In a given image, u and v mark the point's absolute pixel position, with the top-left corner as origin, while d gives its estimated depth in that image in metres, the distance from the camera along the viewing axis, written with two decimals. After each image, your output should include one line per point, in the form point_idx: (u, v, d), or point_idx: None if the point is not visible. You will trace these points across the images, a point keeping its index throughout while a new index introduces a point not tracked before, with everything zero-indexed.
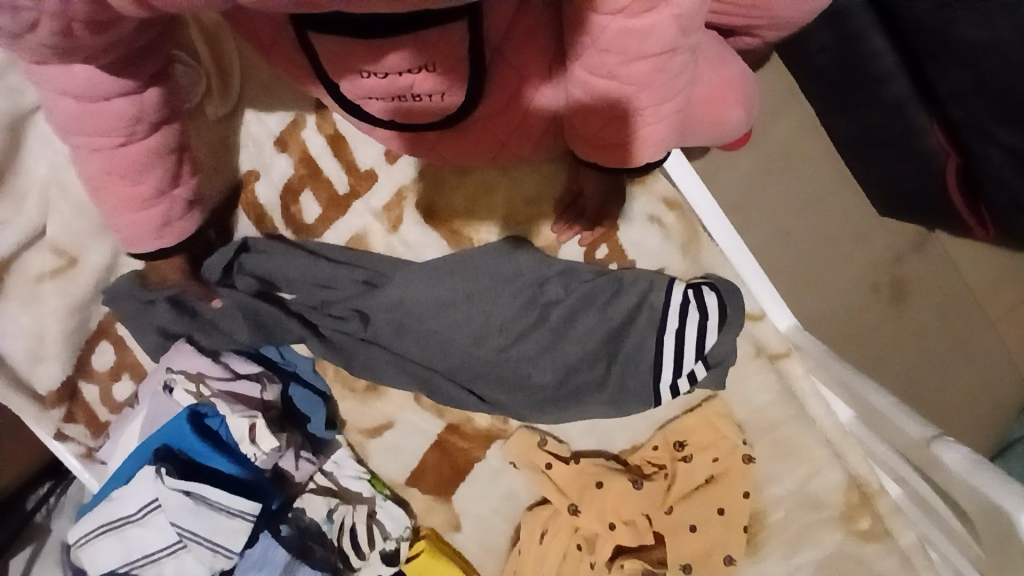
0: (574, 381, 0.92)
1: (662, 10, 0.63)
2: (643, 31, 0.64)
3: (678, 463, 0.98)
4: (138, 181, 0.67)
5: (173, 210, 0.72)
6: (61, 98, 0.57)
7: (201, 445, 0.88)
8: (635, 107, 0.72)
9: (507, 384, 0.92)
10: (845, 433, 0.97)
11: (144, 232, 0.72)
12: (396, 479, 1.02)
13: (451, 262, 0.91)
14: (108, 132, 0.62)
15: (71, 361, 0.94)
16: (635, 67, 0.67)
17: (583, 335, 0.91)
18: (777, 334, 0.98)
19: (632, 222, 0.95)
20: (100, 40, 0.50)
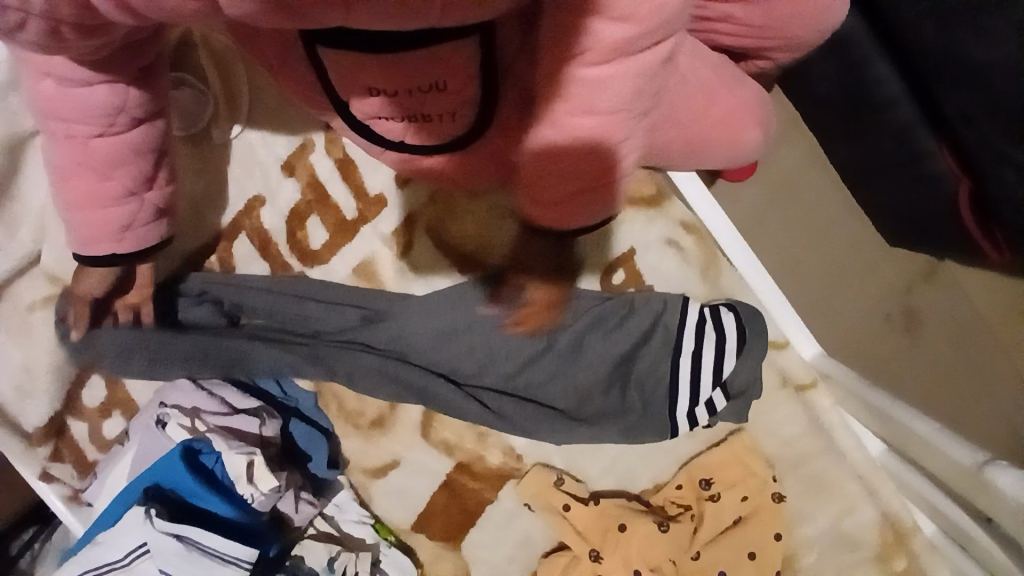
0: (585, 411, 0.87)
1: (619, 64, 0.53)
2: (597, 85, 0.54)
3: (704, 503, 0.93)
4: (109, 177, 0.64)
5: (141, 214, 0.68)
6: (43, 79, 0.56)
7: (197, 487, 0.83)
8: (581, 160, 0.60)
9: (522, 409, 0.88)
10: (877, 467, 0.92)
11: (103, 232, 0.67)
12: (402, 525, 0.95)
13: (451, 292, 0.87)
14: (86, 121, 0.60)
15: (59, 397, 0.89)
16: (587, 121, 0.57)
17: (594, 357, 0.86)
18: (802, 363, 0.94)
19: (650, 246, 0.91)
20: (89, 44, 0.51)
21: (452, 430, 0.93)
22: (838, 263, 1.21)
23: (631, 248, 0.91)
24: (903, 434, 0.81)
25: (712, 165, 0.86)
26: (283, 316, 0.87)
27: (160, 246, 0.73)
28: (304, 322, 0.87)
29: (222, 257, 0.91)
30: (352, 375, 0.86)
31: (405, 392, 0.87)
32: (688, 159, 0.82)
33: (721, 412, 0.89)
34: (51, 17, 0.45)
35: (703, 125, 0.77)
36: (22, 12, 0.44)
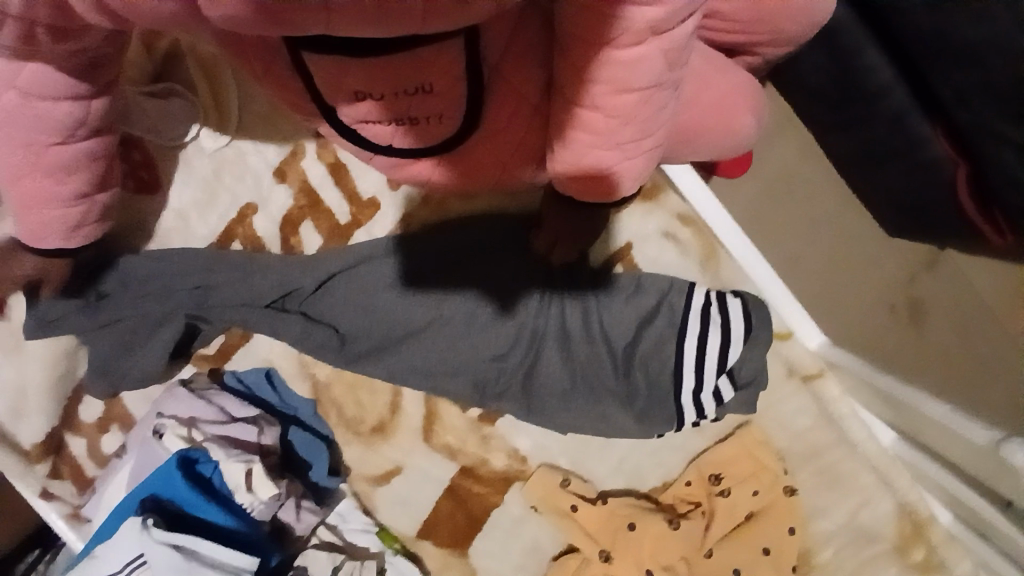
0: (594, 385, 0.87)
1: (651, 43, 0.59)
2: (630, 64, 0.60)
3: (715, 498, 0.90)
4: (61, 183, 0.64)
5: (89, 213, 0.68)
6: (7, 92, 0.54)
7: (194, 496, 0.80)
8: (614, 142, 0.68)
9: (536, 392, 0.88)
10: (890, 457, 0.90)
11: (51, 230, 0.67)
12: (407, 533, 0.93)
13: (465, 263, 0.87)
14: (45, 132, 0.59)
15: (57, 414, 0.89)
16: (620, 100, 0.64)
17: (608, 333, 0.87)
18: (807, 352, 0.92)
19: (647, 238, 0.91)
20: (63, 48, 0.50)
21: (454, 434, 0.91)
22: (837, 253, 1.20)
23: (629, 242, 0.90)
24: (917, 419, 0.79)
25: (709, 155, 0.84)
26: (238, 290, 0.85)
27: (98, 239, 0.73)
28: (313, 294, 0.87)
29: None
30: (394, 350, 0.87)
31: (445, 376, 0.87)
32: (683, 149, 0.81)
33: (729, 403, 0.87)
34: (28, 19, 0.44)
35: (697, 112, 0.77)
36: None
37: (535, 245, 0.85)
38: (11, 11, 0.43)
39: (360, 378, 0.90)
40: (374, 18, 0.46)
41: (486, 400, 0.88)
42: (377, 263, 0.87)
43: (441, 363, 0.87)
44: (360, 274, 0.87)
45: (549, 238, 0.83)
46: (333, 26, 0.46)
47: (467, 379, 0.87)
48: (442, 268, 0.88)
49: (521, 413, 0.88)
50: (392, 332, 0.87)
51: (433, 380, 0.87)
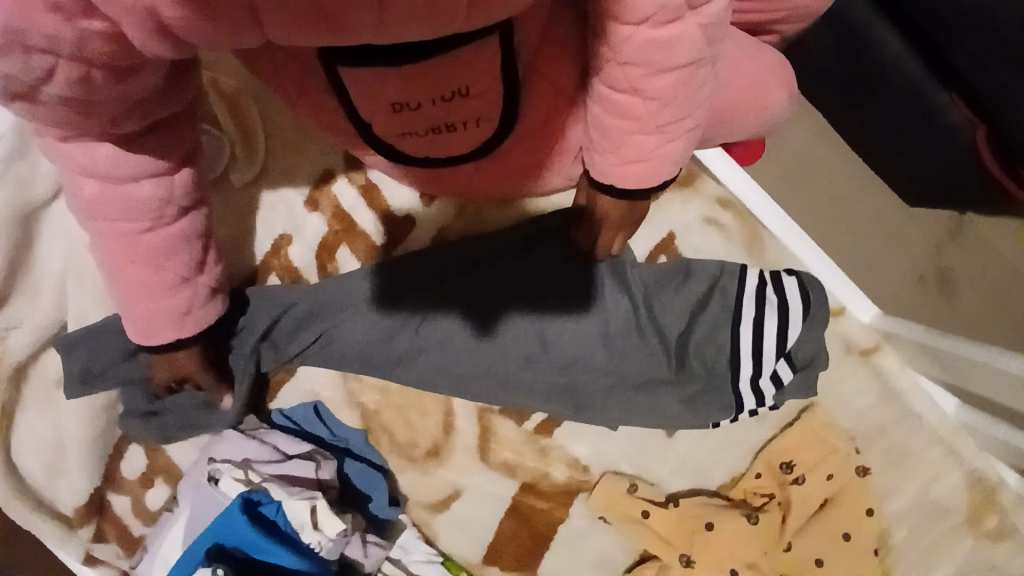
0: (642, 374, 0.83)
1: (690, 19, 0.59)
2: (667, 43, 0.60)
3: (789, 488, 0.87)
4: (162, 268, 0.62)
5: (196, 296, 0.66)
6: (83, 181, 0.56)
7: (259, 539, 0.77)
8: (654, 126, 0.67)
9: (589, 391, 0.84)
10: (954, 427, 0.89)
11: (161, 321, 0.65)
12: (472, 559, 0.89)
13: (502, 264, 0.83)
14: (135, 215, 0.59)
15: (99, 471, 0.87)
16: (659, 80, 0.63)
17: (662, 323, 0.83)
18: (862, 327, 0.90)
19: (690, 227, 0.89)
20: (116, 93, 0.46)
21: (511, 449, 0.88)
22: (859, 235, 1.08)
23: (672, 232, 0.88)
24: (983, 380, 0.78)
25: (742, 136, 0.82)
26: (282, 312, 0.81)
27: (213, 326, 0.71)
28: (338, 314, 0.82)
29: None
30: (435, 360, 0.83)
31: (490, 382, 0.84)
32: (718, 132, 0.78)
33: (789, 387, 0.84)
34: (81, 59, 0.41)
35: (731, 93, 0.74)
36: (50, 54, 0.40)
37: (578, 239, 0.81)
38: (64, 51, 0.40)
39: (411, 401, 0.87)
40: (432, 20, 0.43)
41: (525, 399, 0.84)
42: (411, 275, 0.83)
43: (486, 368, 0.83)
44: (391, 281, 0.83)
45: (593, 227, 0.79)
46: (382, 37, 0.44)
47: (516, 380, 0.84)
48: (475, 266, 0.84)
49: (574, 414, 0.85)
50: (430, 342, 0.82)
51: (483, 381, 0.84)
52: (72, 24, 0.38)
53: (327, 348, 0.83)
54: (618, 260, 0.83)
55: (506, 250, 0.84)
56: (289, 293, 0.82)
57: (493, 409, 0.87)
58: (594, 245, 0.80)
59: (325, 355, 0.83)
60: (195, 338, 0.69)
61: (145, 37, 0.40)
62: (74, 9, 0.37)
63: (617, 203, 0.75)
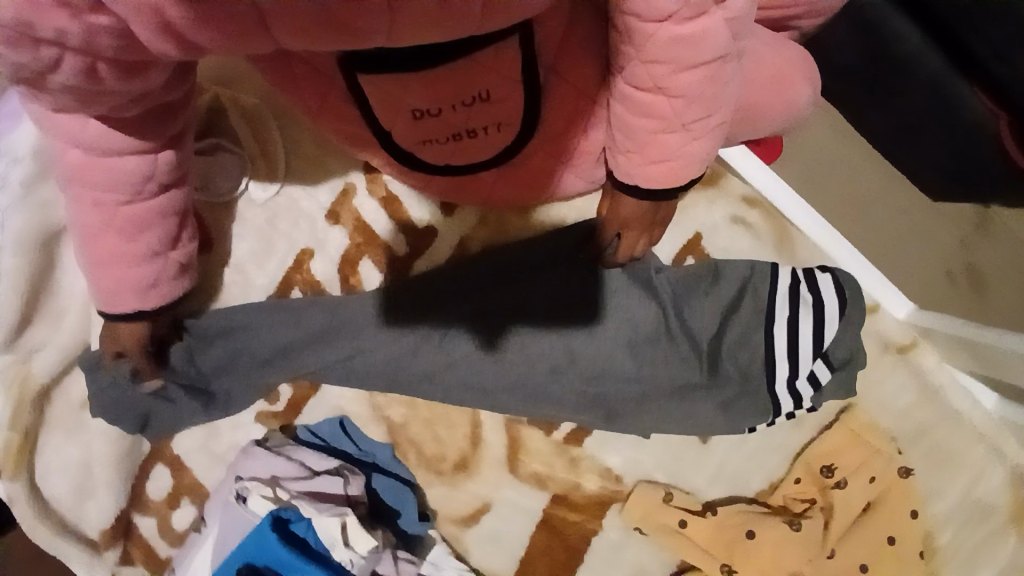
0: (674, 380, 0.81)
1: (714, 14, 0.58)
2: (692, 39, 0.59)
3: (831, 492, 0.84)
4: (133, 239, 0.62)
5: (164, 272, 0.66)
6: (70, 149, 0.55)
7: (291, 557, 0.73)
8: (680, 123, 0.65)
9: (621, 403, 0.82)
10: (996, 423, 0.86)
11: (126, 290, 0.65)
12: (504, 574, 0.87)
13: (525, 274, 0.82)
14: (116, 186, 0.58)
15: (124, 492, 0.86)
16: (684, 77, 0.62)
17: (694, 329, 0.81)
18: (897, 324, 0.87)
19: (717, 228, 0.87)
20: (123, 87, 0.47)
21: (541, 460, 0.86)
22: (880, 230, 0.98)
23: (699, 233, 0.87)
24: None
25: (768, 133, 0.80)
26: (294, 327, 0.81)
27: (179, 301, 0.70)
28: (358, 330, 0.81)
29: None
30: (460, 375, 0.82)
31: (518, 395, 0.82)
32: (743, 129, 0.77)
33: (826, 388, 0.82)
34: (89, 51, 0.41)
35: (756, 89, 0.73)
36: (57, 46, 0.40)
37: (602, 245, 0.79)
38: (72, 43, 0.40)
39: (438, 413, 0.85)
40: (443, 18, 0.42)
41: (554, 410, 0.83)
42: (435, 288, 0.82)
43: (512, 382, 0.82)
44: (413, 296, 0.82)
45: (616, 230, 0.77)
46: (393, 39, 0.44)
47: (545, 393, 0.82)
48: (499, 278, 0.83)
49: (608, 425, 0.83)
50: (454, 356, 0.81)
51: (510, 395, 0.82)
52: (78, 18, 0.38)
53: (353, 361, 0.82)
54: (645, 263, 0.82)
55: (529, 261, 0.83)
56: (307, 311, 0.81)
57: (522, 419, 0.86)
58: (615, 252, 0.79)
59: (344, 370, 0.82)
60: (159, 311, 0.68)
61: (152, 33, 0.40)
62: (81, 4, 0.37)
63: (642, 203, 0.73)
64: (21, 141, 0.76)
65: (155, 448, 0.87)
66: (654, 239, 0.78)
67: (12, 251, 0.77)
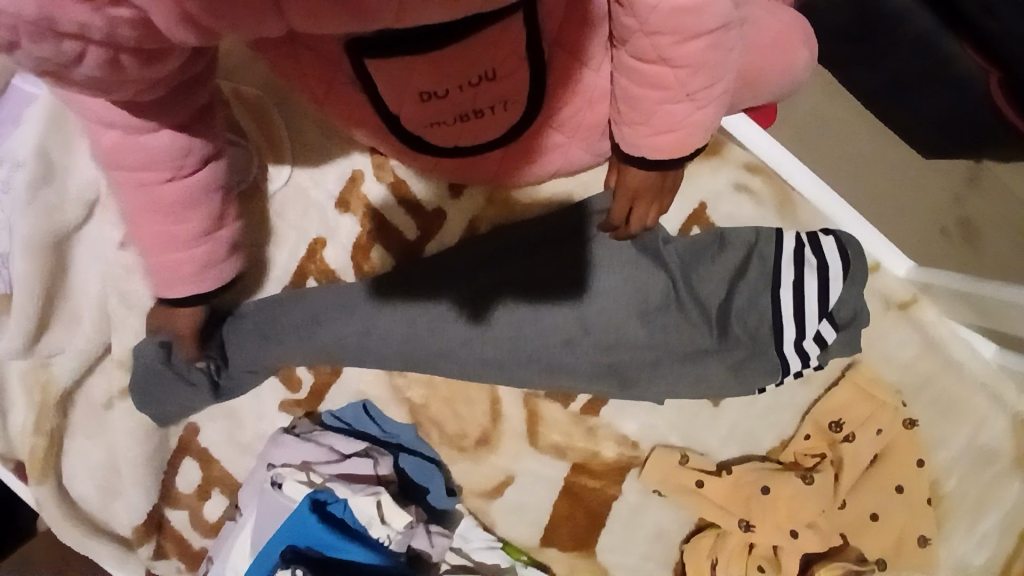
0: (685, 345, 0.83)
1: None
2: (695, 9, 0.60)
3: (840, 446, 0.87)
4: (179, 219, 0.63)
5: (215, 251, 0.67)
6: (105, 131, 0.55)
7: (334, 538, 0.78)
8: (684, 94, 0.66)
9: (635, 369, 0.84)
10: (996, 372, 0.89)
11: (178, 272, 0.67)
12: (530, 542, 0.90)
13: (536, 251, 0.85)
14: (156, 166, 0.58)
15: (155, 487, 0.88)
16: (689, 46, 0.63)
17: (704, 293, 0.84)
18: (898, 281, 0.90)
19: (720, 194, 0.89)
20: (145, 75, 0.46)
21: (560, 431, 0.89)
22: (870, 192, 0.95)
23: (703, 201, 0.89)
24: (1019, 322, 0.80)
25: (767, 99, 0.81)
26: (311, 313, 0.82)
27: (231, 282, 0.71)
28: (374, 313, 0.82)
29: None
30: (476, 351, 0.83)
31: (535, 368, 0.84)
32: (745, 96, 0.77)
33: (833, 346, 0.84)
34: (112, 43, 0.40)
35: (758, 55, 0.74)
36: (81, 40, 0.39)
37: (612, 217, 0.80)
38: (94, 35, 0.39)
39: (456, 392, 0.87)
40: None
41: (570, 381, 0.85)
42: (450, 268, 0.84)
43: (528, 355, 0.83)
44: (427, 278, 0.84)
45: (626, 202, 0.78)
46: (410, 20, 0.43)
47: (561, 364, 0.84)
48: (511, 255, 0.85)
49: (624, 392, 0.86)
50: (470, 334, 0.83)
51: (527, 368, 0.84)
52: (99, 12, 0.37)
53: (362, 341, 0.82)
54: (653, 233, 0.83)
55: (540, 237, 0.85)
56: (325, 298, 0.82)
57: (539, 393, 0.88)
58: (621, 223, 0.81)
59: (360, 354, 0.82)
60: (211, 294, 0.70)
61: (172, 23, 0.38)
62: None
63: (650, 173, 0.74)
64: (24, 146, 0.76)
65: (182, 442, 0.88)
66: (663, 208, 0.79)
67: (24, 257, 0.77)
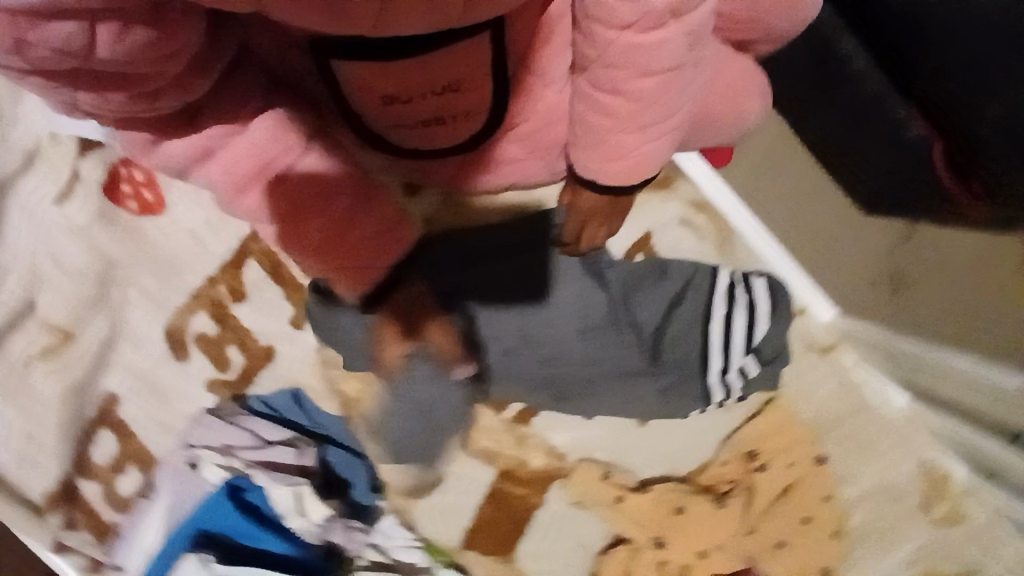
0: (619, 363, 0.86)
1: (672, 27, 0.61)
2: (651, 47, 0.62)
3: (753, 475, 0.92)
4: (332, 203, 0.67)
5: (373, 214, 0.69)
6: (214, 168, 0.62)
7: (246, 525, 0.78)
8: (636, 126, 0.69)
9: (571, 385, 0.87)
10: (907, 418, 0.96)
11: (359, 254, 0.70)
12: (450, 543, 0.89)
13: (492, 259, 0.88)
14: (267, 160, 0.63)
15: (68, 455, 0.82)
16: (643, 82, 0.65)
17: (644, 314, 0.87)
18: (822, 325, 0.98)
19: (667, 225, 0.98)
20: (165, 50, 0.39)
21: (490, 437, 0.91)
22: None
23: (650, 231, 0.97)
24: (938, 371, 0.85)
25: (722, 139, 0.85)
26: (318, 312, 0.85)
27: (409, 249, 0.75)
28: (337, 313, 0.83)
29: (231, 287, 0.88)
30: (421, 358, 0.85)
31: (478, 377, 0.87)
32: (702, 134, 0.82)
33: (754, 380, 0.89)
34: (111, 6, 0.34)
35: (712, 97, 0.77)
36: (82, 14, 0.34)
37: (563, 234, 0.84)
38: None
39: None
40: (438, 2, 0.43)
41: (508, 388, 0.88)
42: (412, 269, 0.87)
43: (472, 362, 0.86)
44: None
45: (577, 222, 0.82)
46: (385, 26, 0.44)
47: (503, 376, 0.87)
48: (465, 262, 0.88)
49: (560, 406, 0.89)
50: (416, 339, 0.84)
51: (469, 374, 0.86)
52: None
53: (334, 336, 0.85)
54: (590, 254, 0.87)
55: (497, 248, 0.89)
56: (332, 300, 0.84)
57: (474, 398, 0.90)
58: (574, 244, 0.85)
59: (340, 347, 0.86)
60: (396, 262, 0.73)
61: None
62: None
63: (601, 197, 0.77)
64: None
65: (100, 413, 0.85)
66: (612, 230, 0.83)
67: None
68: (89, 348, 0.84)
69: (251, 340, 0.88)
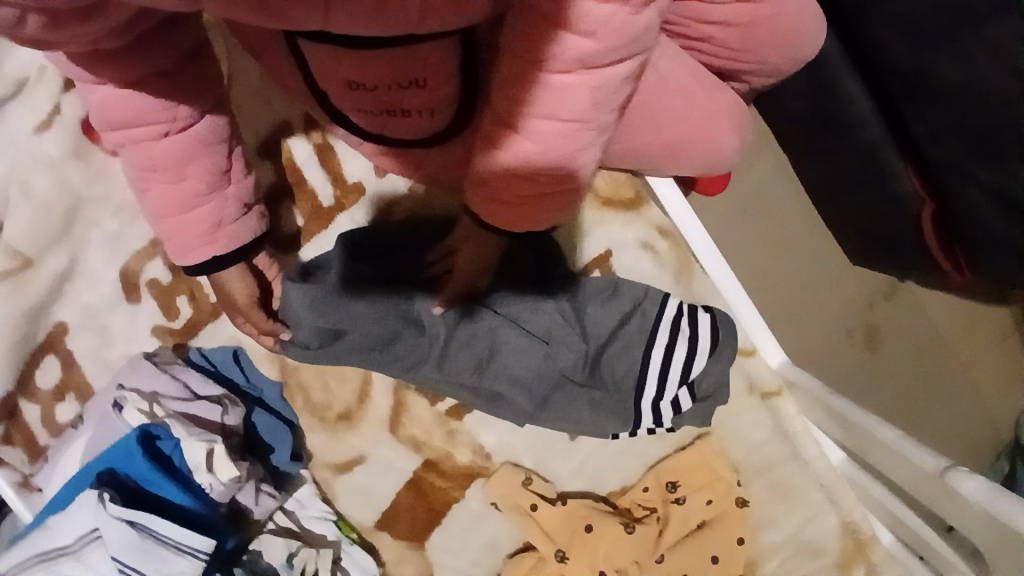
0: (558, 367, 0.87)
1: (577, 76, 0.48)
2: (548, 90, 0.49)
3: (670, 506, 0.93)
4: (184, 176, 0.59)
5: (227, 210, 0.62)
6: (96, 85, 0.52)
7: (153, 473, 0.79)
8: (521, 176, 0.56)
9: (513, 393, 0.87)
10: (837, 476, 0.94)
11: (191, 234, 0.62)
12: (365, 522, 0.92)
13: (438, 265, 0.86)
14: (151, 117, 0.55)
15: (13, 376, 0.84)
16: (535, 125, 0.51)
17: (595, 329, 0.88)
18: (769, 369, 0.96)
19: (627, 247, 0.96)
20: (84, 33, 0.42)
21: (420, 427, 0.92)
22: (769, 272, 1.04)
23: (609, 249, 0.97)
24: (873, 448, 0.80)
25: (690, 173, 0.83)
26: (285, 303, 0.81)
27: (251, 246, 0.67)
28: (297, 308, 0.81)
29: None
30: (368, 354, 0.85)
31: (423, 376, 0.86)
32: (664, 167, 0.80)
33: (686, 413, 0.89)
34: (49, 9, 0.36)
35: (684, 126, 0.75)
36: (17, 7, 0.35)
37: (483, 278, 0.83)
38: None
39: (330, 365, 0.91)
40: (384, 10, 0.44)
41: (447, 387, 0.88)
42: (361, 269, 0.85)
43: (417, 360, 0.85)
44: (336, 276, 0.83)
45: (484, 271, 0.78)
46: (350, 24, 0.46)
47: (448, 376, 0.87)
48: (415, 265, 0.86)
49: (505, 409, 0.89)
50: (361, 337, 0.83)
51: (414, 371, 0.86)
52: None
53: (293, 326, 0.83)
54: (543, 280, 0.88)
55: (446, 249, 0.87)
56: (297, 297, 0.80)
57: (409, 387, 0.91)
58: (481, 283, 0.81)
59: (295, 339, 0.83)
60: (229, 255, 0.65)
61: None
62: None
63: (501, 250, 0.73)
64: None
65: (50, 340, 0.87)
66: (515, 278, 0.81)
67: None
68: (46, 277, 0.85)
69: (201, 293, 0.90)
